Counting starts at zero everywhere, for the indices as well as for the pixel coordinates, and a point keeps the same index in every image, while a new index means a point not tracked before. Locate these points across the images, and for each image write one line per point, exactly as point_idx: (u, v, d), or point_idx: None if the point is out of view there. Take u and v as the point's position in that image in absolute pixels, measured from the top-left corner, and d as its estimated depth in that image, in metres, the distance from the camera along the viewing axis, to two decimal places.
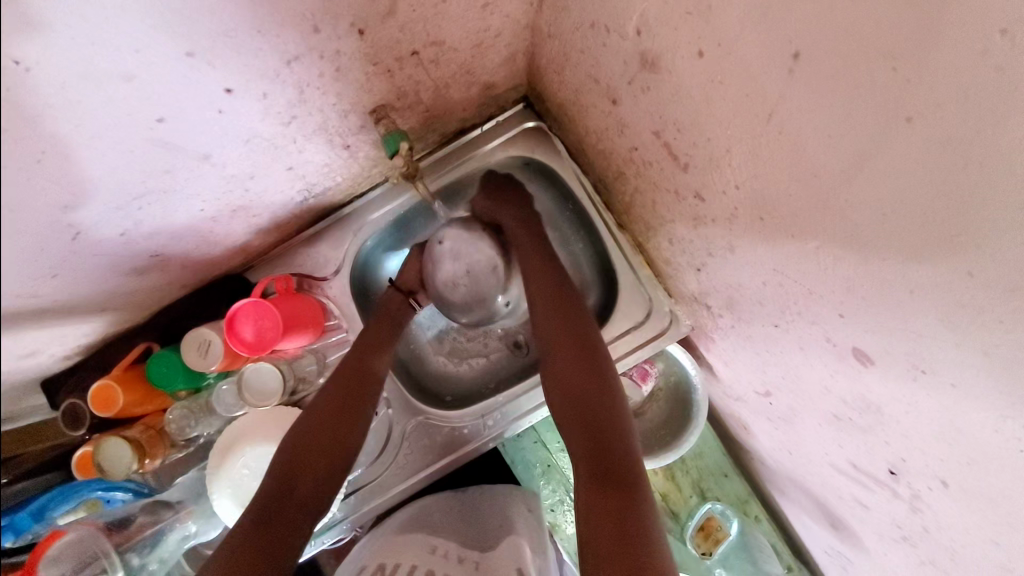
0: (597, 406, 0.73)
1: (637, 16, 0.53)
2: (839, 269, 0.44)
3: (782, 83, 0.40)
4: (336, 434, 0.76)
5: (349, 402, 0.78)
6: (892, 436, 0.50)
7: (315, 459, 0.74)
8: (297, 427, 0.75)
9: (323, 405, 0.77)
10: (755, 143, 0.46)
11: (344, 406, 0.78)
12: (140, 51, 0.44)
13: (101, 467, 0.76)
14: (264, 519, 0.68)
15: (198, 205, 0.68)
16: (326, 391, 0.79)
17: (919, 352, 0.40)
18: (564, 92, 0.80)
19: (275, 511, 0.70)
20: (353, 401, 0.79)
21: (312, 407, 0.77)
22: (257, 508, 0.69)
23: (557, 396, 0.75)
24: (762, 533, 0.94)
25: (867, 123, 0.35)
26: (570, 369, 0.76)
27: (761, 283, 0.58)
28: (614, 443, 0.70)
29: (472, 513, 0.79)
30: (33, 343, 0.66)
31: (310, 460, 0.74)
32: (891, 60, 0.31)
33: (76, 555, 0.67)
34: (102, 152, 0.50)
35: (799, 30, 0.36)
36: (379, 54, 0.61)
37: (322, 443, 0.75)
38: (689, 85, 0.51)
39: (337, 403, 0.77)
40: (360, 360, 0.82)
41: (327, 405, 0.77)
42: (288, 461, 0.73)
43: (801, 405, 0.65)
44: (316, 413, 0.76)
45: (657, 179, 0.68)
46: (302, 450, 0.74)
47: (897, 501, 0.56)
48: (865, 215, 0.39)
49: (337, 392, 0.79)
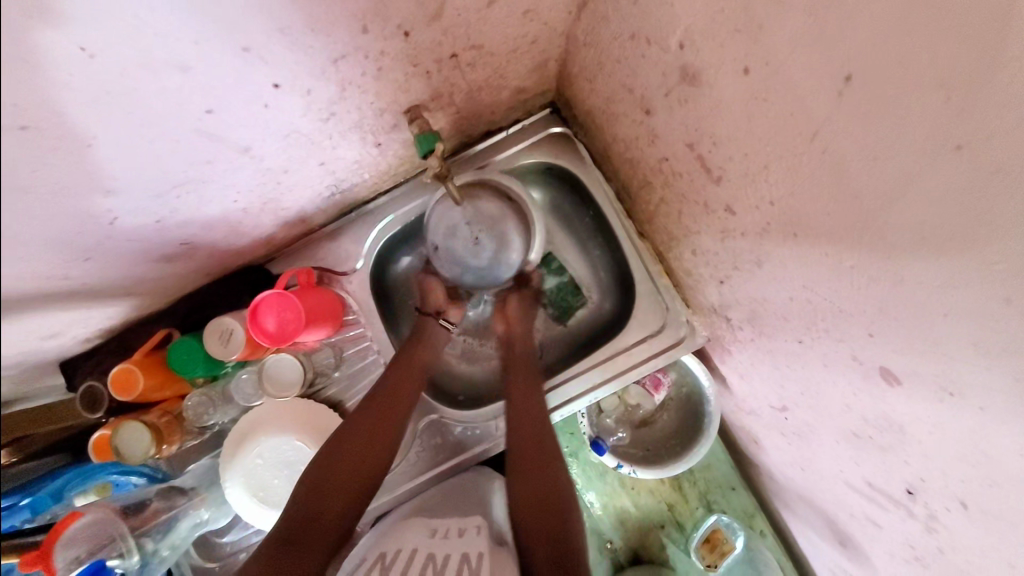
0: (555, 523, 0.67)
1: (680, 31, 0.54)
2: (872, 289, 0.45)
3: (830, 104, 0.40)
4: (365, 462, 0.73)
5: (386, 411, 0.77)
6: (912, 457, 0.51)
7: (344, 479, 0.70)
8: (329, 446, 0.73)
9: (358, 425, 0.75)
10: (795, 161, 0.47)
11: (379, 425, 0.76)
12: (198, 43, 0.45)
13: (118, 450, 0.76)
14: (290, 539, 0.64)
15: (232, 196, 0.69)
16: (365, 406, 0.77)
17: (947, 374, 0.41)
18: (593, 100, 0.81)
19: (299, 534, 0.65)
20: (388, 420, 0.77)
21: (345, 427, 0.75)
22: (282, 530, 0.65)
23: (516, 505, 0.69)
24: (767, 549, 0.94)
25: (914, 149, 0.36)
26: (533, 473, 0.72)
27: (787, 298, 0.59)
28: (573, 559, 0.63)
29: (470, 495, 0.78)
30: (57, 325, 0.66)
31: (339, 480, 0.70)
32: (946, 89, 0.32)
33: (92, 537, 0.68)
34: (149, 143, 0.51)
35: (851, 54, 0.37)
36: (421, 56, 0.62)
37: (353, 462, 0.72)
38: (730, 101, 0.52)
39: (375, 421, 0.76)
40: (398, 380, 0.81)
41: (365, 415, 0.76)
42: (317, 483, 0.69)
43: (817, 421, 0.66)
44: (348, 432, 0.74)
45: (686, 190, 0.69)
46: (333, 469, 0.71)
47: (912, 521, 0.56)
48: (901, 238, 0.40)
49: (373, 415, 0.77)
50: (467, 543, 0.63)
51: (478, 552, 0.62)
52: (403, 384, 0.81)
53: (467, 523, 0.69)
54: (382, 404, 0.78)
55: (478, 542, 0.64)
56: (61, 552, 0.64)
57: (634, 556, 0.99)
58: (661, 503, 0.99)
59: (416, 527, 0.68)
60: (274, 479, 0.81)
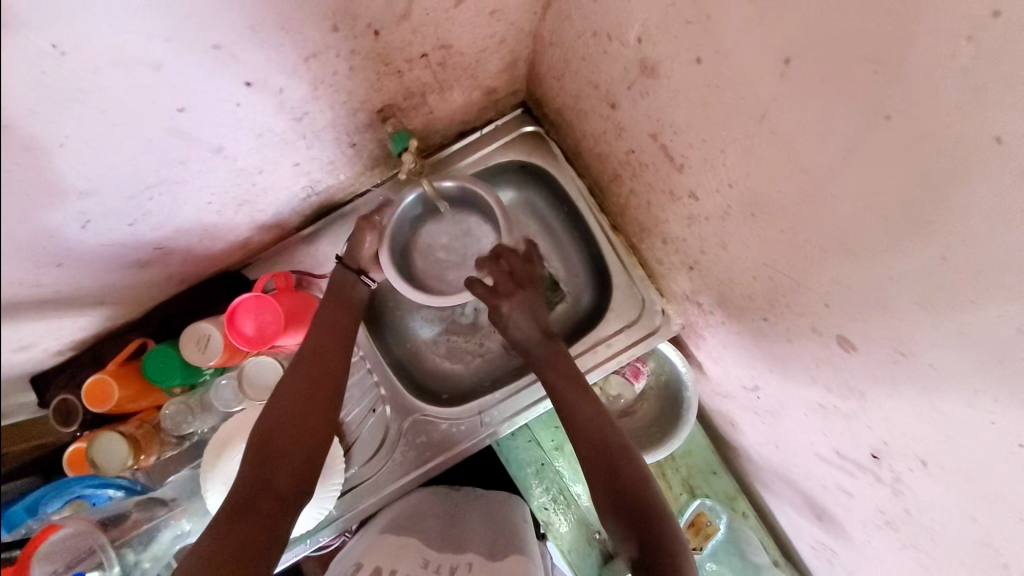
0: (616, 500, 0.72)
1: (638, 26, 0.57)
2: (826, 261, 0.48)
3: (775, 87, 0.43)
4: (304, 429, 0.74)
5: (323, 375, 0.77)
6: (875, 421, 0.53)
7: (287, 448, 0.72)
8: (267, 420, 0.73)
9: (292, 395, 0.75)
10: (749, 143, 0.50)
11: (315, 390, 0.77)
12: (170, 40, 0.45)
13: (95, 461, 0.77)
14: (242, 509, 0.66)
15: (206, 197, 0.69)
16: (294, 367, 0.77)
17: (898, 336, 0.44)
18: (562, 98, 0.84)
19: (250, 505, 0.67)
20: (321, 386, 0.77)
21: (280, 400, 0.75)
22: (233, 503, 0.66)
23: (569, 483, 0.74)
24: (751, 529, 0.97)
25: (852, 123, 0.39)
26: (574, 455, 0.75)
27: (751, 277, 0.62)
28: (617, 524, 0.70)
29: (470, 524, 0.75)
30: (28, 336, 0.64)
31: (282, 450, 0.71)
32: (874, 65, 0.35)
33: (70, 550, 0.66)
34: (123, 141, 0.51)
35: (791, 39, 0.40)
36: (391, 55, 0.64)
37: (293, 431, 0.73)
38: (687, 90, 0.54)
39: (310, 386, 0.76)
40: (329, 342, 0.80)
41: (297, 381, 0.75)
42: (262, 457, 0.70)
43: (787, 397, 0.69)
44: (285, 404, 0.74)
45: (653, 180, 0.72)
46: (277, 441, 0.72)
47: (880, 486, 0.59)
48: (847, 209, 0.43)
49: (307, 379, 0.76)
50: None
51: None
52: (334, 349, 0.80)
53: (460, 559, 0.64)
54: (314, 369, 0.77)
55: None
56: (39, 566, 0.62)
57: None
58: None
59: (405, 551, 0.64)
60: None
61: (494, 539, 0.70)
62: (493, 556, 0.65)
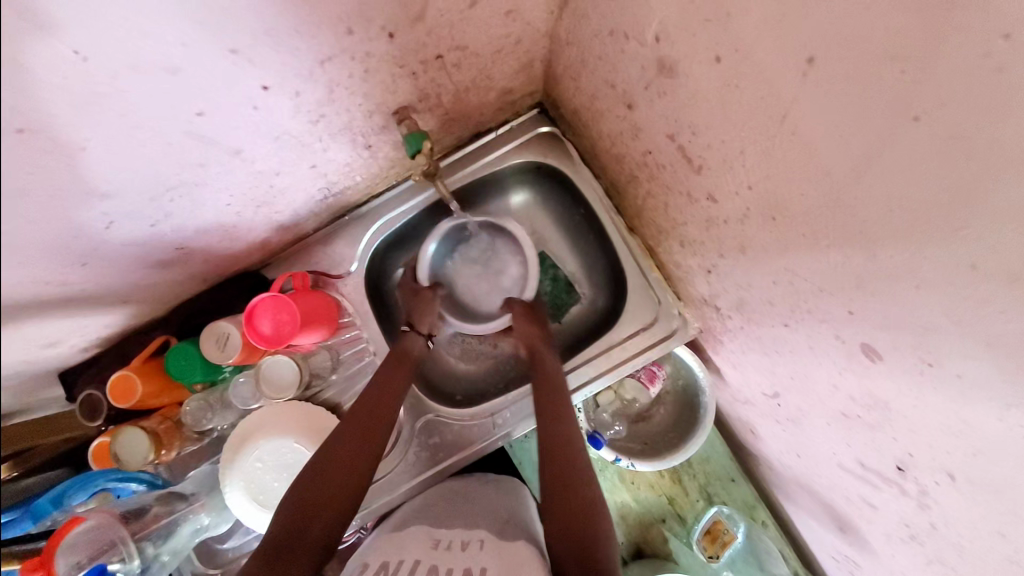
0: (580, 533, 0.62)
1: (656, 25, 0.55)
2: (848, 265, 0.46)
3: (798, 86, 0.42)
4: (354, 471, 0.68)
5: (379, 408, 0.76)
6: (900, 432, 0.51)
7: (335, 491, 0.66)
8: (321, 452, 0.69)
9: (347, 427, 0.73)
10: (769, 144, 0.49)
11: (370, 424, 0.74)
12: (188, 45, 0.46)
13: (117, 455, 0.77)
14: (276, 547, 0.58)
15: (224, 200, 0.70)
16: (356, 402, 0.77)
17: (926, 345, 0.42)
18: (578, 98, 0.83)
19: (292, 543, 0.59)
20: (377, 428, 0.74)
21: (337, 433, 0.72)
22: (272, 535, 0.60)
23: None
24: (770, 539, 0.94)
25: (878, 122, 0.37)
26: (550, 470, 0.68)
27: (771, 282, 0.60)
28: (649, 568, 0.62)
29: (472, 505, 0.74)
30: (56, 334, 0.66)
31: (330, 491, 0.65)
32: (900, 62, 0.34)
33: (92, 543, 0.67)
34: (142, 145, 0.53)
35: (815, 36, 0.38)
36: (406, 57, 0.64)
37: (342, 471, 0.68)
38: (707, 89, 0.53)
39: (367, 420, 0.74)
40: (387, 387, 0.78)
41: (357, 413, 0.74)
42: (310, 497, 0.64)
43: (808, 405, 0.66)
44: (343, 436, 0.71)
45: (671, 182, 0.71)
46: (329, 468, 0.67)
47: (905, 499, 0.56)
48: (874, 212, 0.41)
49: (364, 415, 0.75)
50: (470, 560, 0.57)
51: (480, 567, 0.55)
52: (389, 394, 0.78)
53: (472, 537, 0.63)
54: (370, 401, 0.76)
55: (485, 558, 0.57)
56: (62, 558, 0.63)
57: (637, 551, 0.98)
58: (661, 497, 0.99)
59: (417, 537, 0.63)
60: (275, 482, 0.82)
61: (503, 520, 0.68)
62: (503, 537, 0.63)
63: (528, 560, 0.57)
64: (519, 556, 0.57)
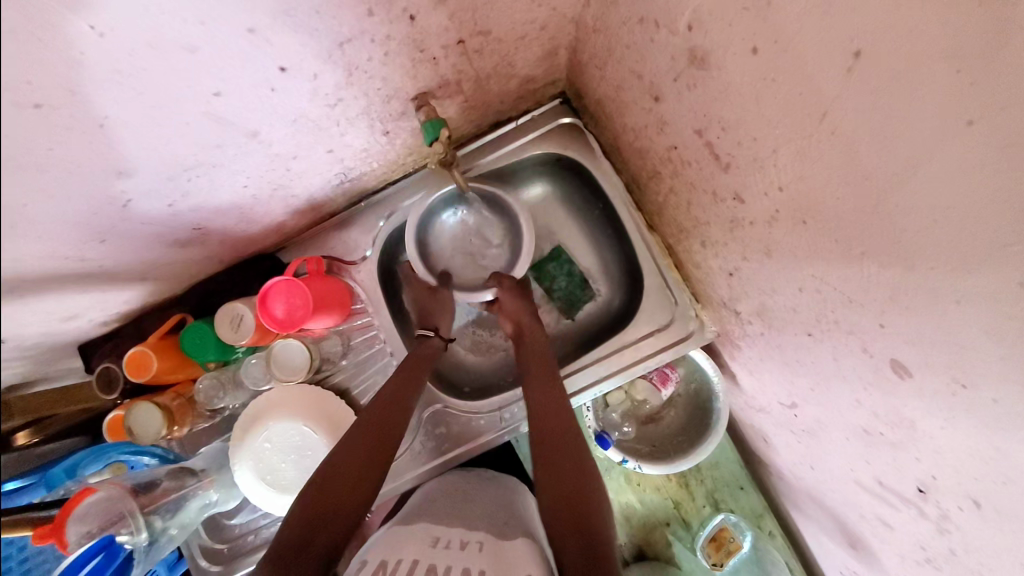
0: (585, 523, 0.60)
1: (689, 12, 0.53)
2: (883, 277, 0.44)
3: (839, 83, 0.40)
4: (360, 480, 0.68)
5: (385, 414, 0.75)
6: (924, 453, 0.49)
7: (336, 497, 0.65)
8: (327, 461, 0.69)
9: (356, 432, 0.73)
10: (804, 143, 0.46)
11: (376, 429, 0.74)
12: (205, 23, 0.45)
13: (131, 430, 0.79)
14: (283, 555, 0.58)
15: (241, 181, 0.70)
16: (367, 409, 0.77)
17: (958, 365, 0.40)
18: (602, 89, 0.81)
19: (294, 556, 0.58)
20: (382, 437, 0.73)
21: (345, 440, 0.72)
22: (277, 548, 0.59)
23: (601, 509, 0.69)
24: (776, 549, 0.92)
25: (926, 125, 0.34)
26: (558, 472, 0.67)
27: (796, 289, 0.57)
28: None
29: (474, 505, 0.73)
30: (74, 307, 0.67)
31: (332, 499, 0.64)
32: (955, 62, 0.31)
33: (102, 513, 0.68)
34: (160, 122, 0.52)
35: (861, 28, 0.36)
36: (427, 41, 0.63)
37: (347, 475, 0.67)
38: (740, 83, 0.51)
39: (372, 427, 0.73)
40: (394, 393, 0.78)
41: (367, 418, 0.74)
42: (313, 506, 0.63)
43: (827, 419, 0.64)
44: (349, 441, 0.71)
45: (695, 179, 0.68)
46: (333, 474, 0.67)
47: (924, 521, 0.54)
48: (914, 222, 0.38)
49: (370, 421, 0.74)
50: (468, 558, 0.57)
51: (477, 569, 0.54)
52: (391, 396, 0.77)
53: (470, 537, 0.62)
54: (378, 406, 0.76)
55: (479, 559, 0.57)
56: (73, 527, 0.64)
57: (639, 553, 0.97)
58: (667, 500, 0.97)
59: (417, 533, 0.62)
60: (282, 463, 0.82)
61: (505, 521, 0.67)
62: (501, 537, 0.63)
63: (526, 560, 0.56)
64: (514, 555, 0.57)
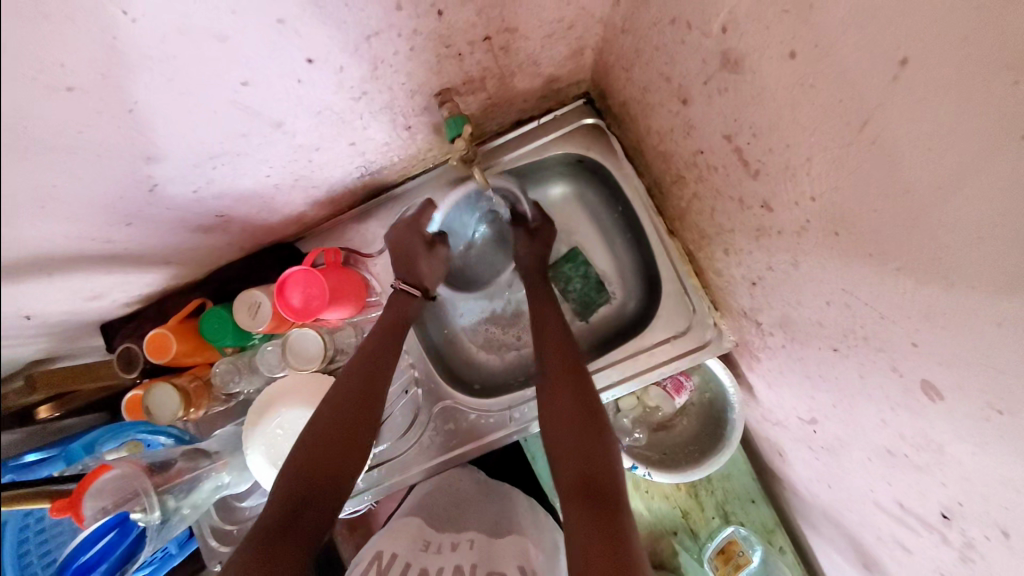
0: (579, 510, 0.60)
1: (724, 14, 0.51)
2: (918, 296, 0.42)
3: (882, 93, 0.38)
4: (346, 461, 0.68)
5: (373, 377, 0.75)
6: (951, 479, 0.47)
7: (324, 464, 0.67)
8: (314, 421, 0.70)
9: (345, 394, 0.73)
10: (841, 152, 0.44)
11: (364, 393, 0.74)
12: (235, 13, 0.46)
13: (149, 409, 0.81)
14: (270, 523, 0.60)
15: (264, 170, 0.71)
16: (354, 364, 0.76)
17: (996, 392, 0.38)
18: (628, 90, 0.79)
19: (282, 525, 0.60)
20: (371, 413, 0.73)
21: (333, 401, 0.72)
22: (268, 513, 0.61)
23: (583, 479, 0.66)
24: (784, 564, 0.88)
25: (978, 139, 0.32)
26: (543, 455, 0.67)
27: (824, 303, 0.56)
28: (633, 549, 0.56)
29: (469, 505, 0.73)
30: (98, 287, 0.69)
31: (320, 468, 0.66)
32: (1014, 73, 0.29)
33: (116, 491, 0.69)
34: (188, 110, 0.53)
35: (912, 35, 0.34)
36: (453, 36, 0.62)
37: (336, 445, 0.68)
38: (774, 88, 0.49)
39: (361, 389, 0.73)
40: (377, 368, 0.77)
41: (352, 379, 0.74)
42: (300, 485, 0.64)
43: (849, 436, 0.62)
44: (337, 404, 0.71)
45: (721, 185, 0.67)
46: (321, 441, 0.68)
47: (946, 548, 0.52)
48: (957, 240, 0.37)
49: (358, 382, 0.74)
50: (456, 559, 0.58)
51: (468, 567, 0.57)
52: (380, 371, 0.76)
53: (461, 537, 0.64)
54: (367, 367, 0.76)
55: (469, 559, 0.58)
56: (90, 502, 0.65)
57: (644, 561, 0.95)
58: (675, 509, 0.96)
59: (410, 530, 0.64)
60: None
61: (496, 518, 0.68)
62: (494, 535, 0.64)
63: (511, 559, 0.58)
64: (502, 555, 0.59)
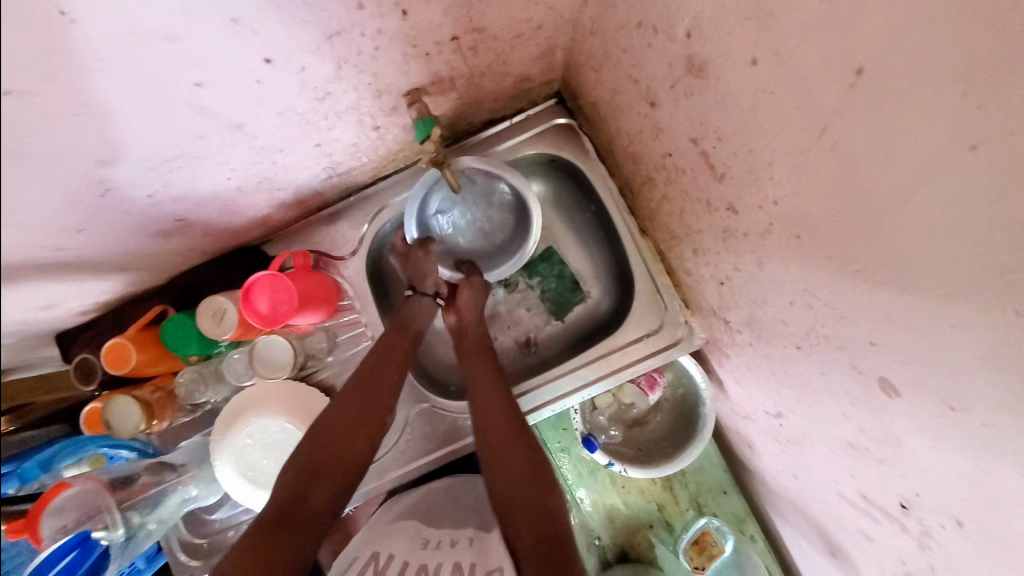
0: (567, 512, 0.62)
1: (688, 18, 0.52)
2: (875, 297, 0.43)
3: (840, 100, 0.39)
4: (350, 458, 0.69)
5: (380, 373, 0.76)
6: (909, 471, 0.49)
7: (329, 462, 0.68)
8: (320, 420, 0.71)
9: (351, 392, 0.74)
10: (802, 157, 0.45)
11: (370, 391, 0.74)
12: (186, 12, 0.44)
13: (108, 423, 0.78)
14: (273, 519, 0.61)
15: (226, 173, 0.68)
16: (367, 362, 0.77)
17: (951, 389, 0.39)
18: (598, 91, 0.79)
19: (287, 521, 0.62)
20: (376, 409, 0.73)
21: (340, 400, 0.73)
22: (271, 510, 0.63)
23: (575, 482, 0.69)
24: (756, 554, 0.92)
25: (929, 147, 0.34)
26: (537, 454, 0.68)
27: (788, 302, 0.57)
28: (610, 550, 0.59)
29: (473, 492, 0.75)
30: (56, 296, 0.64)
31: (326, 465, 0.67)
32: (961, 84, 0.30)
33: (76, 507, 0.67)
34: (141, 113, 0.51)
35: (866, 45, 0.35)
36: (420, 37, 0.61)
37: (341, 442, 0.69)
38: (738, 93, 0.50)
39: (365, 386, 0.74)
40: (373, 369, 0.76)
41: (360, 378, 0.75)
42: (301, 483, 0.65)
43: (814, 431, 0.64)
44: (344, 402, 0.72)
45: (689, 187, 0.67)
46: (326, 439, 0.69)
47: (904, 536, 0.54)
48: (910, 243, 0.38)
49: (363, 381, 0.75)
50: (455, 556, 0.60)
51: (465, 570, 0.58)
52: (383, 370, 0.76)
53: (460, 533, 0.65)
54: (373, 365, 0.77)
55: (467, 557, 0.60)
56: (47, 521, 0.62)
57: (622, 554, 0.97)
58: (651, 503, 0.97)
59: (409, 530, 0.65)
60: (265, 460, 0.81)
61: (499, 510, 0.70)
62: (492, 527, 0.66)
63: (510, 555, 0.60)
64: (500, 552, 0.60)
